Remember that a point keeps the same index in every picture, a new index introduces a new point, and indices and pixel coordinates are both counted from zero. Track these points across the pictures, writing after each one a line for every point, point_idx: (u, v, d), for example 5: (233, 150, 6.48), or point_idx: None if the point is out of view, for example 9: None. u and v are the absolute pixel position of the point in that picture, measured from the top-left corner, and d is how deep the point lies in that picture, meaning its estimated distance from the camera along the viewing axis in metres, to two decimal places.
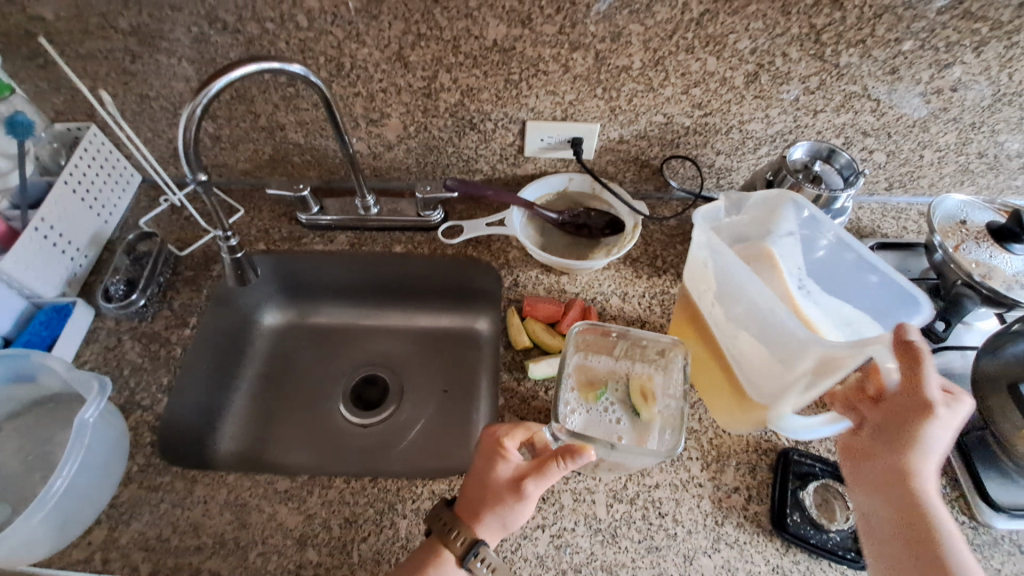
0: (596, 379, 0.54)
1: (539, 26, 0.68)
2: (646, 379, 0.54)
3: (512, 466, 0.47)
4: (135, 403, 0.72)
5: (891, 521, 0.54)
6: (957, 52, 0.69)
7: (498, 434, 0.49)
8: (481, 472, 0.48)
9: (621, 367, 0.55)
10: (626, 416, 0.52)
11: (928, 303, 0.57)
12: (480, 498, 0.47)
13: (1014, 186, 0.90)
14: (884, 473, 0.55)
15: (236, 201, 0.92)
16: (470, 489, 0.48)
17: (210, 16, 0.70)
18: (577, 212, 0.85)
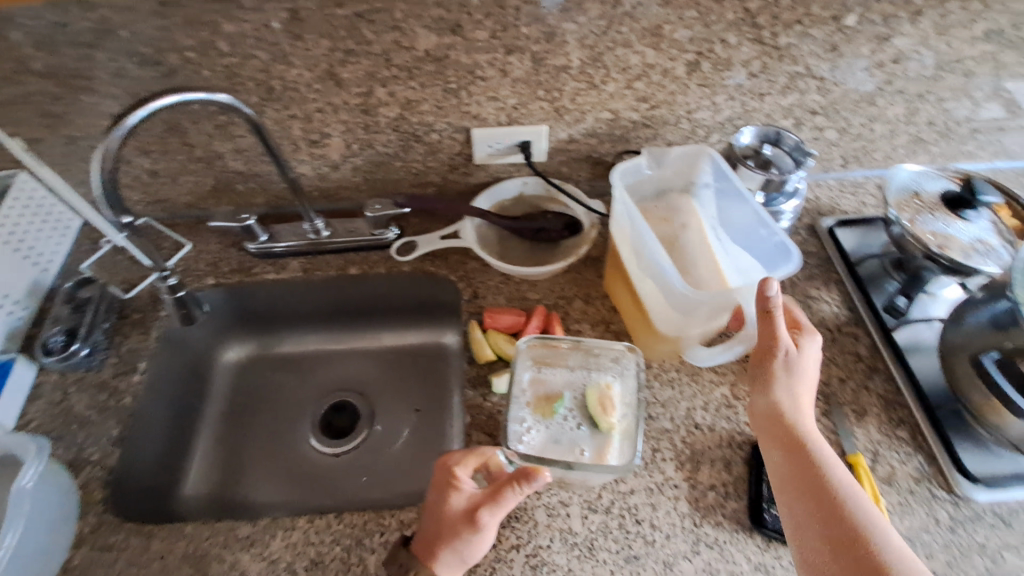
0: (552, 391, 0.52)
1: (470, 32, 0.67)
2: (604, 388, 0.52)
3: (466, 495, 0.46)
4: (85, 458, 0.69)
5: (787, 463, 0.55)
6: (893, 25, 0.69)
7: (450, 462, 0.47)
8: (435, 505, 0.46)
9: (578, 377, 0.53)
10: (585, 429, 0.50)
11: (797, 260, 0.57)
12: (436, 533, 0.45)
13: (966, 152, 0.90)
14: (783, 428, 0.57)
15: (182, 235, 0.89)
16: (425, 525, 0.46)
17: (127, 49, 0.67)
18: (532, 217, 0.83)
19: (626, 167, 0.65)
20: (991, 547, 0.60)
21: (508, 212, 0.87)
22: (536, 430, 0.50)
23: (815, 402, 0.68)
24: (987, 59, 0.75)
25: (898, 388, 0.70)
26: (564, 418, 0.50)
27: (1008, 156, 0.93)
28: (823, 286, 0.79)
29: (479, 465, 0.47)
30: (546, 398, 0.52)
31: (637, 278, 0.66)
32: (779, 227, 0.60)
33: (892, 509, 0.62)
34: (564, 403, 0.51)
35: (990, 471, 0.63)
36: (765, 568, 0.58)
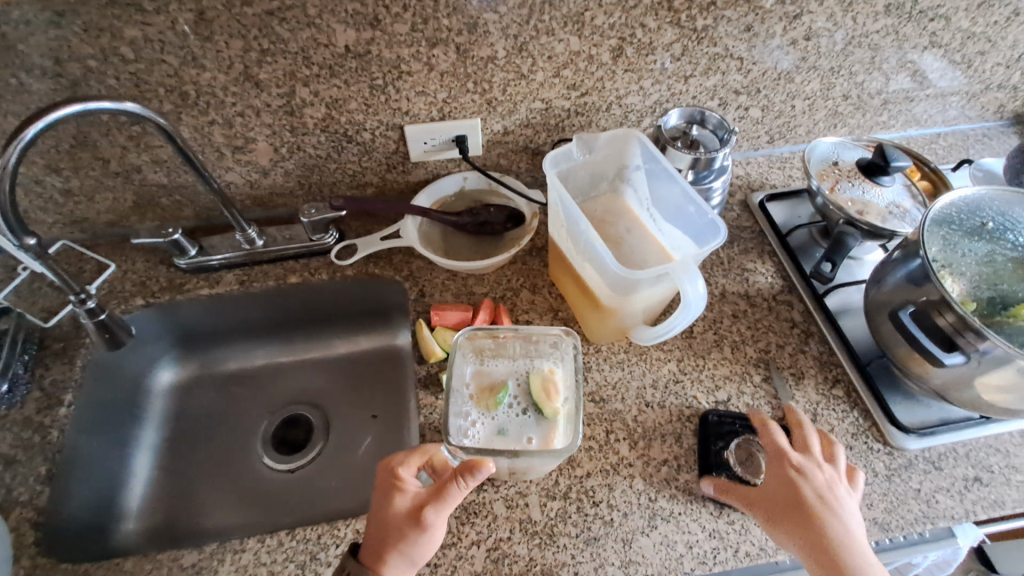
0: (495, 382, 0.52)
1: (389, 26, 0.65)
2: (546, 374, 0.52)
3: (410, 496, 0.45)
4: (11, 500, 0.64)
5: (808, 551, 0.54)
6: (801, 3, 0.72)
7: (392, 464, 0.46)
8: (380, 510, 0.45)
9: (520, 366, 0.53)
10: (528, 416, 0.50)
11: (724, 234, 0.58)
12: (381, 538, 0.44)
13: (880, 122, 0.95)
14: (792, 512, 0.55)
15: (106, 256, 0.84)
16: (371, 533, 0.44)
17: (20, 61, 0.62)
18: (474, 211, 0.83)
19: (556, 154, 0.65)
20: (925, 491, 0.64)
21: (450, 208, 0.86)
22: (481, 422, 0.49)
23: (757, 369, 0.71)
24: (889, 32, 0.79)
25: (831, 349, 0.73)
26: (508, 407, 0.50)
27: (918, 123, 0.99)
28: (759, 258, 0.82)
29: (422, 464, 0.47)
30: (489, 390, 0.51)
31: (576, 262, 0.66)
32: (705, 203, 0.61)
33: None
34: (508, 393, 0.51)
35: (919, 420, 0.67)
36: (719, 534, 0.60)
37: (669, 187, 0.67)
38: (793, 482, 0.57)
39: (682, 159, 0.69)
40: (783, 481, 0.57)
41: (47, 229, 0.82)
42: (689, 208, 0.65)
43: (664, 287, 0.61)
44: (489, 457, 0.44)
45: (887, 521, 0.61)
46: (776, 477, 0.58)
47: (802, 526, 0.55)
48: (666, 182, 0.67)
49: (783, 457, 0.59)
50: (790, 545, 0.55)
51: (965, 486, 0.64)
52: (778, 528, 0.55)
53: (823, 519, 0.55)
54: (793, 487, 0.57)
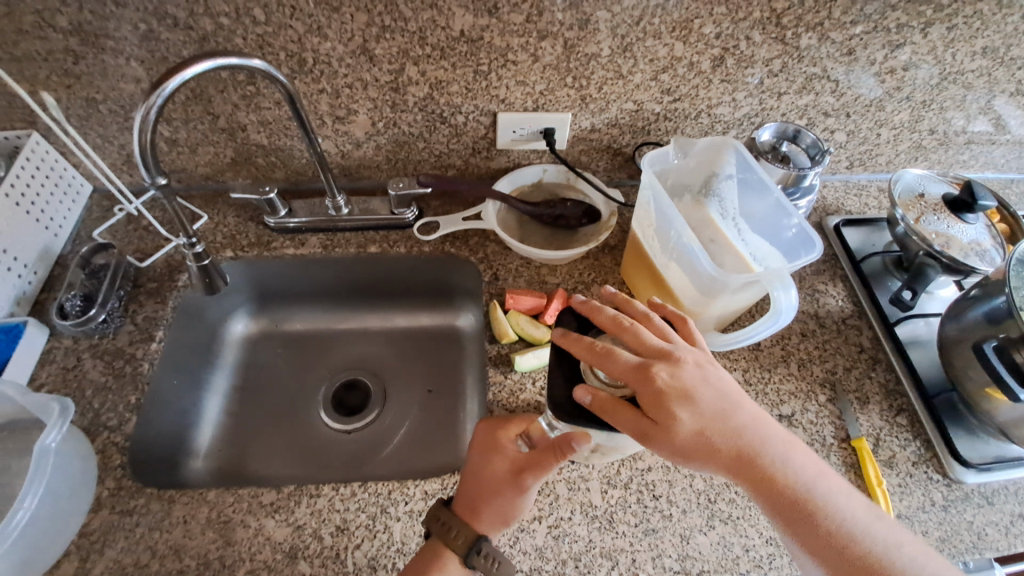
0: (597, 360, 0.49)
1: (505, 15, 0.68)
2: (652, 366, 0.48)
3: (508, 459, 0.50)
4: (101, 424, 0.68)
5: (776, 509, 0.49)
6: (907, 33, 0.73)
7: (492, 431, 0.52)
8: (479, 469, 0.51)
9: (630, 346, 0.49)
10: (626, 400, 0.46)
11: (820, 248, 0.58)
12: (480, 494, 0.49)
13: (961, 160, 0.95)
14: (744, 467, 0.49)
15: (198, 207, 0.88)
16: (468, 486, 0.50)
17: (160, 12, 0.66)
18: (553, 203, 0.85)
19: (655, 153, 0.66)
20: (978, 525, 0.64)
21: (527, 197, 0.88)
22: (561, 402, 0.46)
23: (822, 390, 0.72)
24: (987, 72, 0.79)
25: (897, 378, 0.73)
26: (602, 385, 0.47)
27: (995, 166, 0.98)
28: (830, 281, 0.82)
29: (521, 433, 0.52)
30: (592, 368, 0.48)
31: (661, 261, 0.68)
32: (799, 214, 0.63)
33: (892, 490, 0.65)
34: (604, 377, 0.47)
35: (979, 455, 0.67)
36: (776, 542, 0.61)
37: (760, 196, 0.68)
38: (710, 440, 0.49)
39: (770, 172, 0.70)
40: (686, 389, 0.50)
41: None
42: (780, 219, 0.66)
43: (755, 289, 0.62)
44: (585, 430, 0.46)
45: (942, 549, 0.62)
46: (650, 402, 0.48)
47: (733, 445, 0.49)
48: (760, 193, 0.68)
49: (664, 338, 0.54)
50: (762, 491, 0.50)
51: (1017, 523, 0.64)
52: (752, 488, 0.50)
53: (716, 435, 0.50)
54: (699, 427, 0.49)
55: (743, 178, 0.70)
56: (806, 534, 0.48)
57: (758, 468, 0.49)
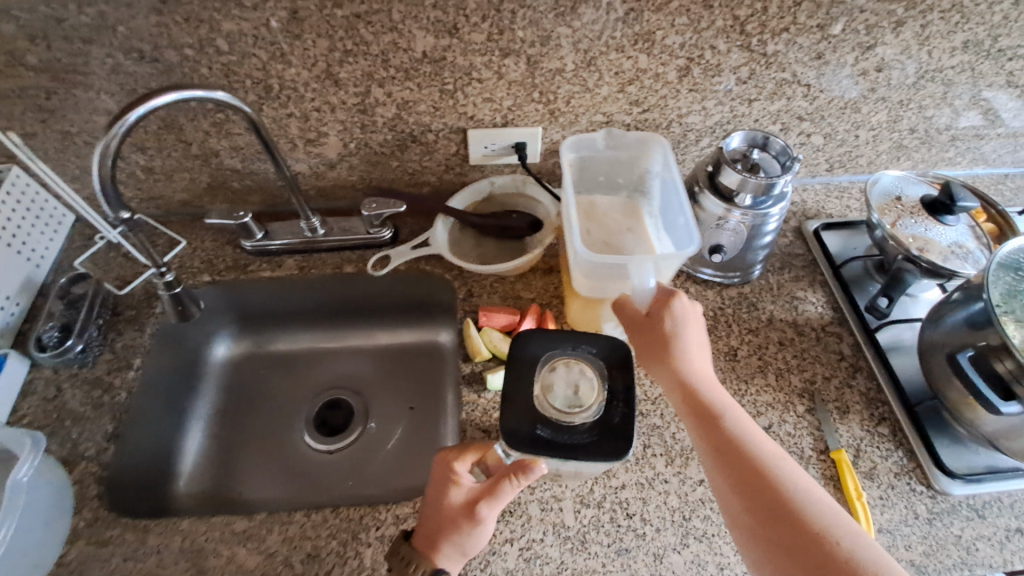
0: (549, 386, 0.46)
1: (466, 35, 0.67)
2: (604, 389, 0.47)
3: (464, 490, 0.48)
4: (79, 453, 0.69)
5: (719, 470, 0.54)
6: (877, 34, 0.71)
7: (448, 459, 0.50)
8: (436, 499, 0.49)
9: (582, 369, 0.48)
10: (582, 428, 0.45)
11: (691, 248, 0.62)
12: (437, 527, 0.48)
13: (946, 158, 0.93)
14: (697, 418, 0.57)
15: (177, 232, 0.89)
16: (426, 520, 0.49)
17: (123, 45, 0.66)
18: (501, 215, 0.83)
19: (577, 139, 0.71)
20: (965, 538, 0.62)
21: (480, 211, 0.87)
22: (510, 433, 0.45)
23: (800, 400, 0.71)
24: (965, 69, 0.77)
25: (879, 386, 0.72)
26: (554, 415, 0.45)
27: (985, 162, 0.95)
28: (809, 287, 0.81)
29: (477, 459, 0.50)
30: (543, 395, 0.46)
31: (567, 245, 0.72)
32: (689, 213, 0.66)
33: (873, 502, 0.64)
34: (556, 404, 0.45)
35: (965, 465, 0.65)
36: None
37: (675, 196, 0.71)
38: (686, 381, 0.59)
39: (739, 183, 0.68)
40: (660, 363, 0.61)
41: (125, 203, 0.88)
42: (680, 217, 0.69)
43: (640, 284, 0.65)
44: (542, 459, 0.45)
45: (925, 564, 0.60)
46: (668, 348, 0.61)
47: (698, 420, 0.57)
48: (670, 191, 0.71)
49: (673, 314, 0.62)
50: (706, 448, 0.56)
51: (1006, 536, 0.63)
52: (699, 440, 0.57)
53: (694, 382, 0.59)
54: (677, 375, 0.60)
55: (665, 174, 0.73)
56: (755, 499, 0.51)
57: (705, 415, 0.57)
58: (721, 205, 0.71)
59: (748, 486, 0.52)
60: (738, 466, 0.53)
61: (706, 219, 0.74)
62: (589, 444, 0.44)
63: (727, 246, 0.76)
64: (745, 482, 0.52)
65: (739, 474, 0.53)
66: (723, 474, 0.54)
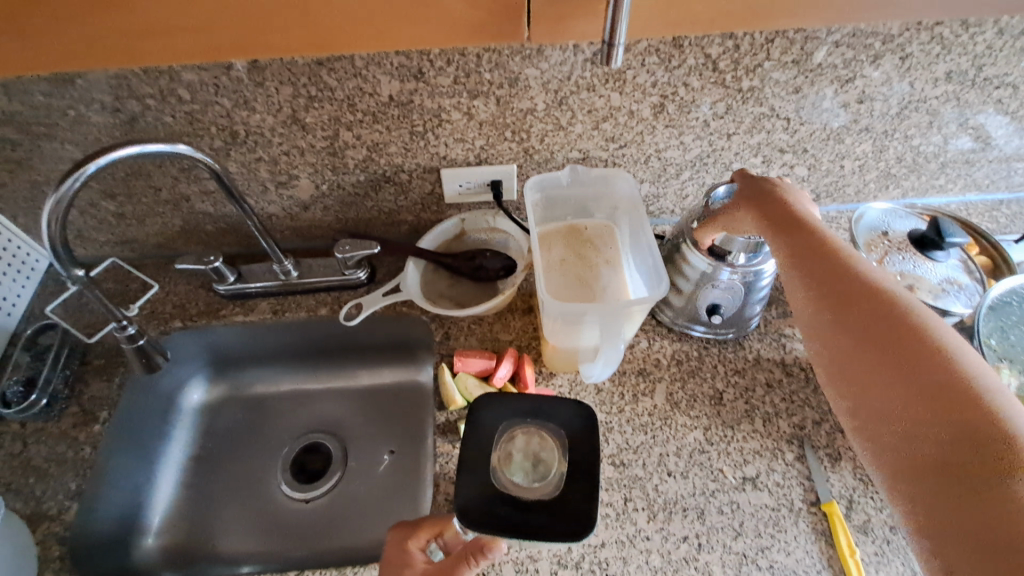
0: (506, 455, 0.45)
1: (432, 79, 0.66)
2: (567, 460, 0.45)
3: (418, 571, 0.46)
4: (41, 513, 0.67)
5: (872, 375, 0.43)
6: (856, 68, 0.69)
7: (402, 538, 0.48)
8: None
9: (542, 437, 0.46)
10: (539, 503, 0.42)
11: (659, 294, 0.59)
12: None
13: (937, 185, 0.90)
14: (857, 309, 0.46)
15: (151, 276, 0.88)
16: None
17: (84, 97, 0.65)
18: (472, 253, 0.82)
19: (540, 179, 0.69)
20: None
21: (453, 250, 0.86)
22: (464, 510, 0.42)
23: (789, 446, 0.67)
24: (950, 98, 0.75)
25: None
26: (511, 488, 0.43)
27: (978, 188, 0.92)
28: None
29: (433, 535, 0.48)
30: (500, 463, 0.44)
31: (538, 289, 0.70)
32: (657, 254, 0.64)
33: (868, 560, 0.60)
34: (512, 473, 0.44)
35: None
36: None
37: (641, 232, 0.69)
38: (839, 270, 0.49)
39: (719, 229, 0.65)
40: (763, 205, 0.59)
41: (99, 247, 0.87)
42: (649, 256, 0.67)
43: (610, 325, 0.62)
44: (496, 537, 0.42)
45: None
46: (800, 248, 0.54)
47: (788, 230, 0.55)
48: (638, 228, 0.69)
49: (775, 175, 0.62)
50: (861, 351, 0.44)
51: None
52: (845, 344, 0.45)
53: (841, 270, 0.49)
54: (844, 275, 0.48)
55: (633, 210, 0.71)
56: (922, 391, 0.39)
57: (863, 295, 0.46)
58: (727, 269, 0.66)
59: (873, 352, 0.43)
60: (863, 329, 0.44)
61: (706, 284, 0.69)
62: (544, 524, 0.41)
63: (724, 307, 0.72)
64: (887, 390, 0.41)
65: (835, 343, 0.46)
66: (864, 385, 0.43)
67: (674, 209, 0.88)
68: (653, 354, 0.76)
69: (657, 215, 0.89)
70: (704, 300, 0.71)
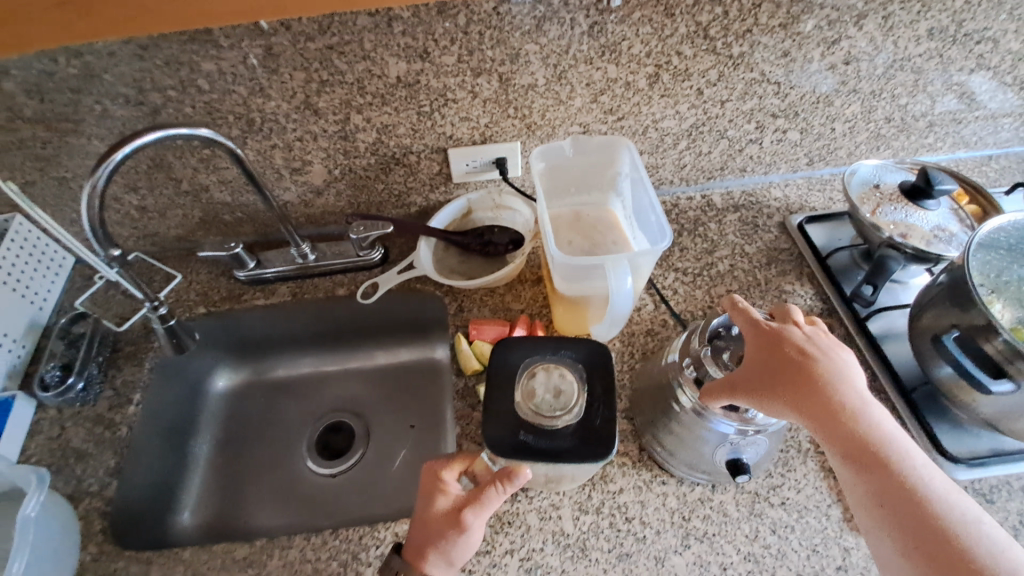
0: (531, 392, 0.49)
1: (438, 58, 0.70)
2: (584, 392, 0.50)
3: (451, 499, 0.50)
4: (83, 490, 0.71)
5: None
6: (840, 29, 0.72)
7: (435, 470, 0.51)
8: (424, 512, 0.50)
9: (561, 373, 0.51)
10: (565, 431, 0.47)
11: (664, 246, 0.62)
12: (425, 537, 0.49)
13: (926, 144, 0.93)
14: (934, 547, 0.43)
15: (174, 267, 0.91)
16: (416, 531, 0.50)
17: (109, 91, 0.69)
18: (480, 230, 0.85)
19: (546, 149, 0.72)
20: None
21: (461, 229, 0.89)
22: (492, 440, 0.47)
23: None
24: (933, 55, 0.78)
25: (874, 374, 0.71)
26: (535, 419, 0.48)
27: (966, 145, 0.95)
28: (797, 281, 0.82)
29: (465, 468, 0.52)
30: (524, 400, 0.49)
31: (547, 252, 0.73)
32: (658, 210, 0.67)
33: None
34: (535, 405, 0.48)
35: (968, 450, 0.64)
36: (755, 557, 0.59)
37: (644, 194, 0.72)
38: (904, 491, 0.45)
39: (737, 401, 0.52)
40: (808, 398, 0.50)
41: (122, 242, 0.90)
42: (652, 216, 0.70)
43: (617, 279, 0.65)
44: (525, 464, 0.47)
45: None
46: (848, 450, 0.48)
47: (833, 420, 0.49)
48: (640, 191, 0.73)
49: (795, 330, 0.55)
50: None
51: (1018, 521, 0.61)
52: None
53: (902, 487, 0.46)
54: (908, 498, 0.45)
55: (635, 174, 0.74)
56: None
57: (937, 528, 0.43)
58: (731, 420, 0.55)
59: None
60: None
61: (710, 435, 0.57)
62: (571, 447, 0.47)
63: (747, 459, 0.59)
64: None
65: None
66: None
67: (673, 179, 0.91)
68: (660, 316, 0.78)
69: (657, 185, 0.92)
70: (719, 455, 0.58)
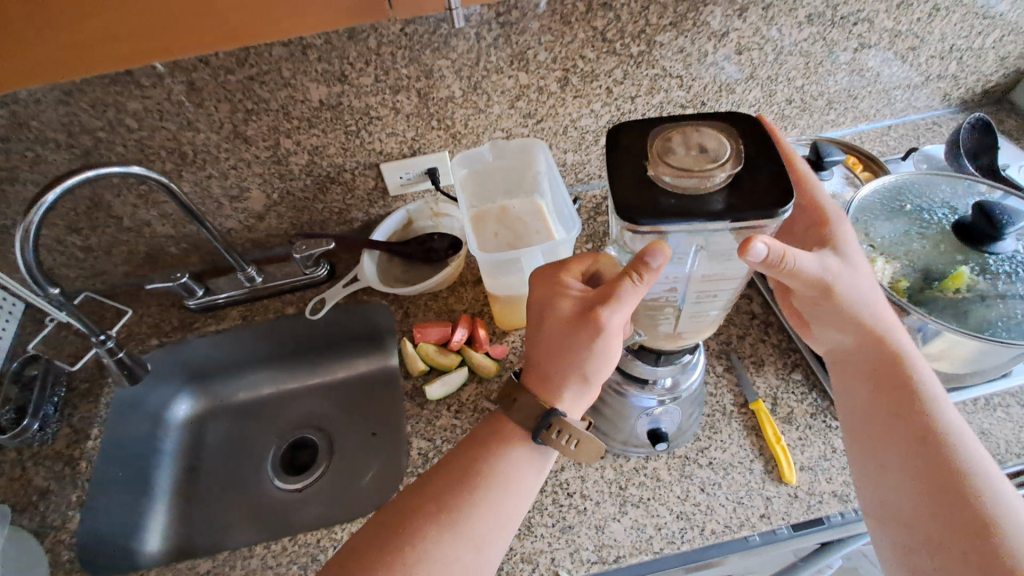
0: (669, 152, 0.43)
1: (356, 80, 0.74)
2: (731, 150, 0.44)
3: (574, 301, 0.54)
4: (48, 524, 0.72)
5: (898, 444, 0.52)
6: (727, 22, 0.79)
7: (556, 278, 0.57)
8: (550, 314, 0.55)
9: (698, 134, 0.45)
10: (720, 186, 0.43)
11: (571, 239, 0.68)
12: (554, 334, 0.53)
13: (829, 121, 1.01)
14: (888, 381, 0.55)
15: (125, 303, 0.93)
16: (547, 336, 0.54)
17: (39, 137, 0.72)
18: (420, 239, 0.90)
19: (464, 155, 0.76)
20: None
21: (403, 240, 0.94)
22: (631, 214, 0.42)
23: (718, 361, 0.76)
24: (818, 39, 0.85)
25: (790, 336, 0.77)
26: (679, 180, 0.42)
27: (866, 118, 1.03)
28: None
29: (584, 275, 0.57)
30: (662, 166, 0.43)
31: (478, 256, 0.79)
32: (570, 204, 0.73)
33: (794, 444, 0.68)
34: (679, 166, 0.42)
35: None
36: (687, 515, 0.63)
37: (560, 190, 0.77)
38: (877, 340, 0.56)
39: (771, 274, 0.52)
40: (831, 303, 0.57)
41: (71, 283, 0.92)
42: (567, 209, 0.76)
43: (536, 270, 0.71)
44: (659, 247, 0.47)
45: (846, 493, 0.64)
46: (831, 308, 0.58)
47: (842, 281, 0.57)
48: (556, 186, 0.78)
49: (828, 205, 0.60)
50: (892, 424, 0.53)
51: None
52: (878, 408, 0.55)
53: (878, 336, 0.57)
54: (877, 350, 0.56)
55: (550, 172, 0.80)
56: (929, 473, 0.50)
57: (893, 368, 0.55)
58: (649, 394, 0.62)
59: (898, 427, 0.53)
60: (897, 409, 0.54)
61: (632, 410, 0.64)
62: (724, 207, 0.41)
63: (666, 428, 0.65)
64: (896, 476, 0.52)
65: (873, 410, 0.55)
66: (887, 452, 0.53)
67: (600, 173, 0.97)
68: None
69: (586, 180, 0.98)
70: (641, 426, 0.64)
